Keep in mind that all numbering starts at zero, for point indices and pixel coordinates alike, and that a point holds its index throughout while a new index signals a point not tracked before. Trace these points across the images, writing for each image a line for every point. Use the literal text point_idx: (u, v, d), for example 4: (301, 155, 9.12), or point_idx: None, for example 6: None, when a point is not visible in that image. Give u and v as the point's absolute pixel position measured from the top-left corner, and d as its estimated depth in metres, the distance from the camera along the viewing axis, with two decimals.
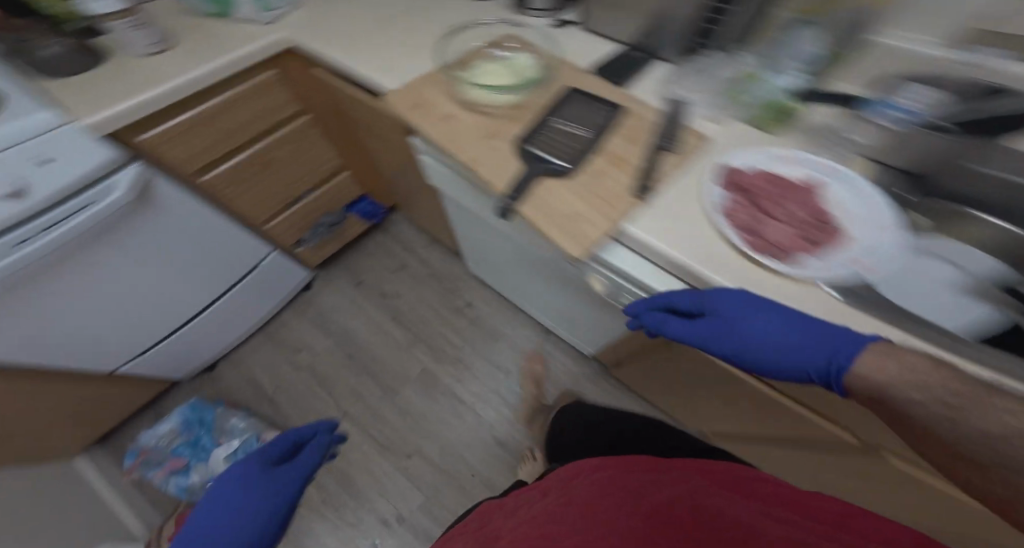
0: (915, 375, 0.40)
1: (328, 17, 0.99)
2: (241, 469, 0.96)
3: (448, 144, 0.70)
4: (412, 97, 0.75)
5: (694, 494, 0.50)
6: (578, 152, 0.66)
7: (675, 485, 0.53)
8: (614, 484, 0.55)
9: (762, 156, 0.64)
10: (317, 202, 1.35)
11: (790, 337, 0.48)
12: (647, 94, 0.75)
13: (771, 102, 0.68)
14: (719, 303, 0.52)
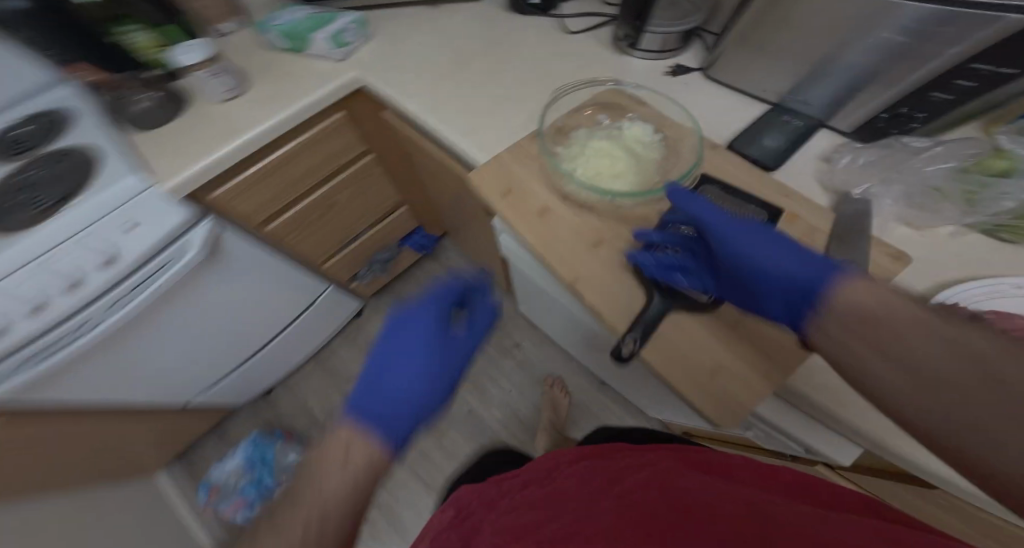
0: (899, 305, 0.36)
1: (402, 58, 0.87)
2: (433, 310, 0.61)
3: (544, 251, 0.57)
4: (504, 177, 0.63)
5: (673, 477, 0.45)
6: (714, 275, 0.53)
7: (657, 462, 0.50)
8: (595, 482, 0.48)
9: (989, 291, 0.48)
10: (372, 238, 1.27)
11: (794, 269, 0.44)
12: (806, 186, 0.61)
13: (1008, 217, 0.50)
14: (732, 228, 0.49)
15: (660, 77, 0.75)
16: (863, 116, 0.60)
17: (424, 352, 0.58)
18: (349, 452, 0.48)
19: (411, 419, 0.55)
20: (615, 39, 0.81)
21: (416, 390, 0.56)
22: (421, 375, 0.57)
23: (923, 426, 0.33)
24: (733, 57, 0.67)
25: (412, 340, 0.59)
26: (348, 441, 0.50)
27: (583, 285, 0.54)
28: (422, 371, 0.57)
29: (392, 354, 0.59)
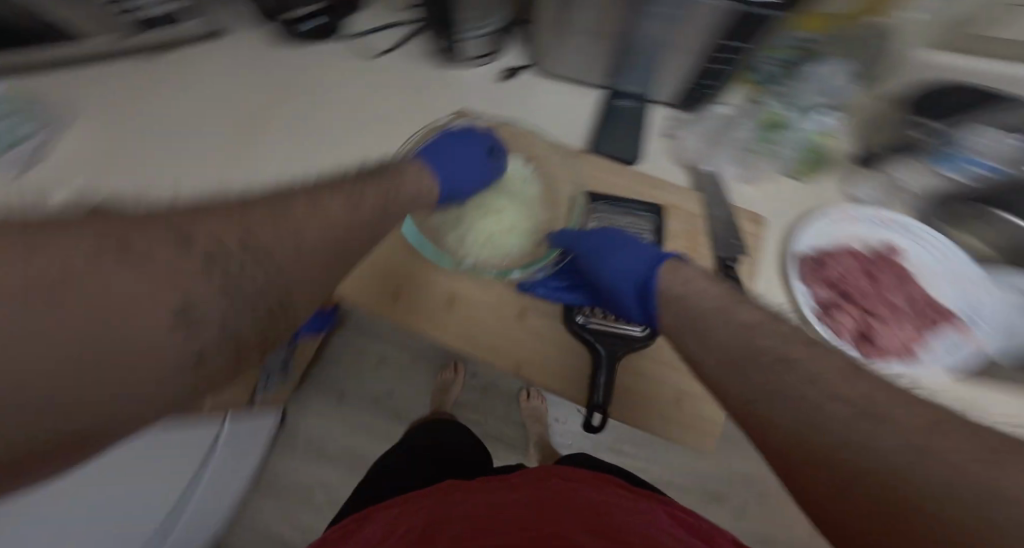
0: (731, 306, 0.42)
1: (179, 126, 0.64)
2: (482, 136, 0.59)
3: (472, 342, 0.52)
4: (388, 278, 0.54)
5: (653, 529, 0.42)
6: None
7: (644, 513, 0.47)
8: (563, 500, 0.47)
9: (826, 227, 0.55)
10: None
11: (640, 272, 0.50)
12: (664, 168, 0.63)
13: (801, 154, 0.60)
14: (591, 238, 0.54)
15: (496, 90, 0.68)
16: (684, 85, 0.61)
17: (482, 151, 0.59)
18: (401, 183, 0.49)
19: (447, 203, 0.59)
20: (434, 48, 0.70)
21: (473, 188, 0.59)
22: (478, 182, 0.59)
23: (751, 408, 0.34)
24: (561, 42, 0.59)
25: (471, 145, 0.58)
26: (408, 196, 0.50)
27: (530, 368, 0.51)
28: (481, 170, 0.58)
29: (442, 166, 0.56)
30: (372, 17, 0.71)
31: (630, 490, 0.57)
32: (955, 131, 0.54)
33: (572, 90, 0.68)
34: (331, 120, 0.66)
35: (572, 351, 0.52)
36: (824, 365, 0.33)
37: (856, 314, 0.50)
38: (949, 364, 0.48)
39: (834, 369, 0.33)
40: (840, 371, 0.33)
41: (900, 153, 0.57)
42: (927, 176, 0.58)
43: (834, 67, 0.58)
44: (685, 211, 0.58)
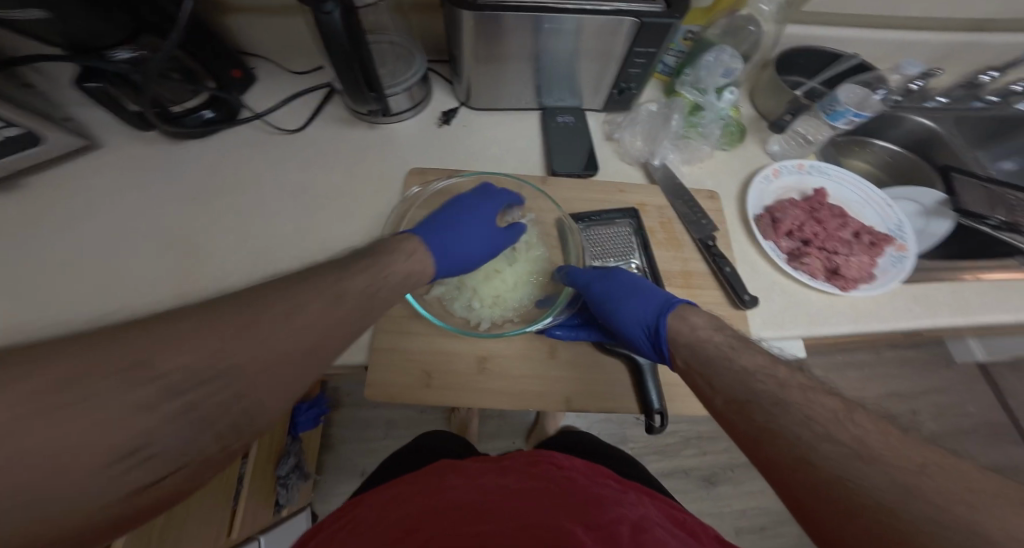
0: (732, 350, 0.42)
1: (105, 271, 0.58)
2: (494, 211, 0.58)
3: (515, 393, 0.52)
4: (413, 360, 0.53)
5: (646, 522, 0.47)
6: None
7: (637, 504, 0.52)
8: (560, 491, 0.52)
9: (764, 185, 0.65)
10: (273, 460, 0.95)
11: (651, 317, 0.50)
12: (618, 172, 0.68)
13: (722, 130, 0.68)
14: (600, 284, 0.55)
15: (438, 137, 0.70)
16: (605, 92, 0.69)
17: (484, 226, 0.56)
18: (386, 271, 0.42)
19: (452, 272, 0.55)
20: (360, 114, 0.69)
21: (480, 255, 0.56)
22: (483, 250, 0.56)
23: (758, 447, 0.34)
24: (488, 75, 0.65)
25: (473, 221, 0.55)
26: (401, 278, 0.44)
27: (581, 397, 0.53)
28: (483, 240, 0.56)
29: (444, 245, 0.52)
30: (277, 97, 0.71)
31: (619, 479, 0.63)
32: (835, 94, 0.61)
33: (510, 118, 0.72)
34: (277, 210, 0.63)
35: (613, 367, 0.55)
36: (825, 409, 0.33)
37: (820, 256, 0.60)
38: (904, 277, 0.59)
39: (835, 411, 0.32)
40: (834, 408, 0.33)
41: (797, 114, 0.67)
42: (822, 127, 0.67)
43: (722, 49, 0.63)
44: (654, 206, 0.63)
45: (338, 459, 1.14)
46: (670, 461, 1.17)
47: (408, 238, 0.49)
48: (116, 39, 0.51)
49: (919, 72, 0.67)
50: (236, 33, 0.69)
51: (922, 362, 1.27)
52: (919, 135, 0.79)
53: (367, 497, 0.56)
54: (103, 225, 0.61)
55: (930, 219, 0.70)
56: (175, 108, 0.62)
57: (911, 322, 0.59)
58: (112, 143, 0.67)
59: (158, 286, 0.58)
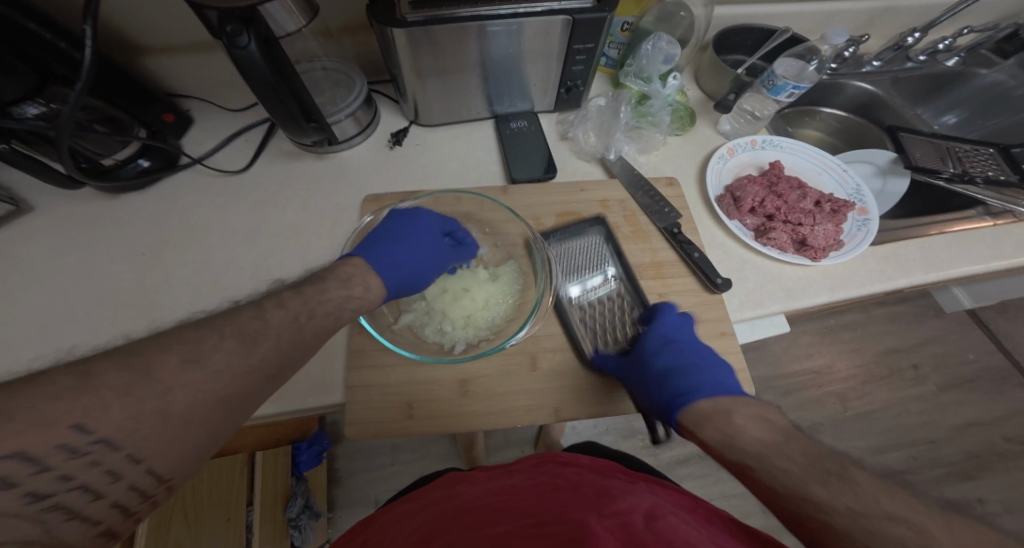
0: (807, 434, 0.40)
1: (49, 339, 0.55)
2: (436, 223, 0.56)
3: (501, 408, 0.51)
4: (390, 393, 0.51)
5: (661, 508, 0.44)
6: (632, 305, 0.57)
7: (648, 492, 0.48)
8: (564, 487, 0.50)
9: (721, 165, 0.66)
10: (275, 506, 0.93)
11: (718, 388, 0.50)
12: (576, 171, 0.67)
13: (672, 115, 0.68)
14: (668, 357, 0.50)
15: (390, 159, 0.68)
16: (552, 94, 0.69)
17: (429, 233, 0.55)
18: (323, 293, 0.40)
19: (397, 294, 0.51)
20: (304, 146, 0.66)
21: (422, 270, 0.53)
22: (434, 267, 0.54)
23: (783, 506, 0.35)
24: (431, 91, 0.64)
25: (418, 231, 0.54)
26: (340, 303, 0.41)
27: (569, 405, 0.52)
28: (430, 246, 0.54)
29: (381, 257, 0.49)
30: (217, 137, 0.69)
31: (629, 474, 0.60)
32: (772, 69, 0.62)
33: (463, 131, 0.71)
34: (230, 256, 0.61)
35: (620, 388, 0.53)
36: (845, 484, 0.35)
37: (785, 229, 0.60)
38: (871, 239, 0.60)
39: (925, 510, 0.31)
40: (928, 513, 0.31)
41: (741, 92, 0.68)
42: (767, 102, 0.66)
43: (658, 36, 0.63)
44: (616, 200, 0.63)
45: (344, 495, 1.10)
46: (683, 448, 1.17)
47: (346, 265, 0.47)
48: (20, 93, 0.48)
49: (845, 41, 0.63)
50: (161, 75, 0.67)
51: (912, 315, 1.31)
52: (861, 99, 0.82)
53: (380, 515, 0.54)
54: (43, 290, 0.58)
55: (887, 178, 0.71)
56: (106, 161, 0.58)
57: (881, 283, 0.59)
58: (44, 204, 0.63)
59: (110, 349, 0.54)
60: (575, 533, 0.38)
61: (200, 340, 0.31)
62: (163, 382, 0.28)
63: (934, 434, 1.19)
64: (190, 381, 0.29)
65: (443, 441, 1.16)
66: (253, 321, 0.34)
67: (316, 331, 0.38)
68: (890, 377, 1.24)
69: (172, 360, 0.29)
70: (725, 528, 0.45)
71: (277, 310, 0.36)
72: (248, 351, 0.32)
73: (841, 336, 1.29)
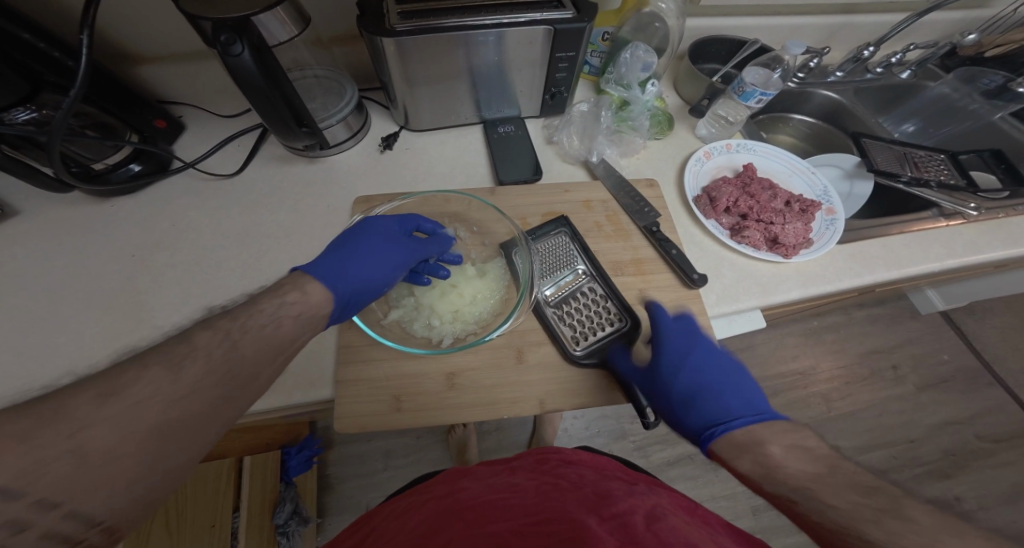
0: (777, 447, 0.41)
1: (40, 340, 0.55)
2: (390, 224, 0.56)
3: (487, 400, 0.53)
4: (380, 388, 0.52)
5: (660, 509, 0.46)
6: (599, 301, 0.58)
7: (648, 493, 0.51)
8: (568, 488, 0.51)
9: (697, 167, 0.69)
10: (261, 511, 0.92)
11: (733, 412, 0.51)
12: (559, 174, 0.70)
13: (651, 120, 0.71)
14: (694, 383, 0.52)
15: (380, 162, 0.70)
16: (538, 98, 0.71)
17: (381, 237, 0.54)
18: (256, 307, 0.39)
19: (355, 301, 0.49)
20: (293, 149, 0.68)
21: (378, 274, 0.52)
22: (392, 269, 0.53)
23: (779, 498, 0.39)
24: (418, 98, 0.66)
25: (370, 238, 0.53)
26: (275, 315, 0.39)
27: (555, 397, 0.53)
28: (382, 249, 0.53)
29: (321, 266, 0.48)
30: (210, 142, 0.71)
31: (626, 473, 0.61)
32: (741, 76, 0.65)
33: (452, 135, 0.73)
34: (223, 259, 0.62)
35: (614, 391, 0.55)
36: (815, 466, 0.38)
37: (758, 228, 0.63)
38: (838, 238, 0.63)
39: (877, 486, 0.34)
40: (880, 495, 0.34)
41: (714, 98, 0.73)
42: (739, 107, 0.69)
43: (636, 46, 0.67)
44: (598, 201, 0.65)
45: (336, 500, 1.10)
46: (674, 449, 1.19)
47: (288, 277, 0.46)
48: (10, 100, 0.49)
49: (804, 52, 0.67)
50: (155, 82, 0.69)
51: (890, 317, 1.35)
52: (828, 108, 0.85)
53: (380, 509, 0.56)
54: (33, 293, 0.59)
55: (854, 182, 0.75)
56: (96, 166, 0.59)
57: (850, 280, 0.62)
58: (37, 208, 0.64)
59: (99, 349, 0.55)
60: (579, 535, 0.41)
61: (118, 373, 0.30)
62: (77, 419, 0.27)
63: (914, 433, 1.22)
64: (118, 413, 0.28)
65: (435, 445, 1.17)
66: (177, 346, 0.33)
67: (251, 349, 0.36)
68: (871, 377, 1.27)
69: (85, 397, 0.28)
70: (722, 529, 0.48)
71: (203, 330, 0.35)
72: (177, 377, 0.31)
73: (823, 337, 1.32)
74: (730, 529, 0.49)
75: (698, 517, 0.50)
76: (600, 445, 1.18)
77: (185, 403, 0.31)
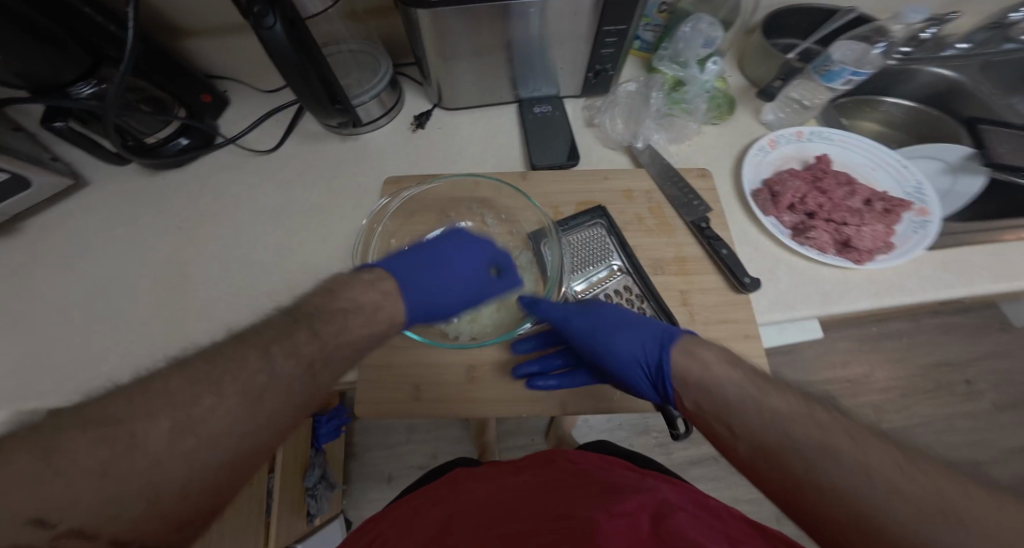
0: (760, 390, 0.37)
1: (93, 304, 0.59)
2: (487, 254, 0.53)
3: (510, 395, 0.51)
4: (400, 378, 0.51)
5: (666, 507, 0.44)
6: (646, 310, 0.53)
7: (653, 488, 0.48)
8: (575, 484, 0.49)
9: (758, 157, 0.61)
10: (292, 474, 0.94)
11: None
12: (603, 159, 0.65)
13: (709, 103, 0.64)
14: (580, 317, 0.50)
15: (410, 143, 0.68)
16: (579, 77, 0.66)
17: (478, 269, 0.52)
18: (342, 333, 0.38)
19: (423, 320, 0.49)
20: (326, 125, 0.67)
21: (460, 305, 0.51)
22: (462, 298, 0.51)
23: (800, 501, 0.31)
24: (454, 73, 0.62)
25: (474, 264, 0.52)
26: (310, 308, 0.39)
27: (575, 400, 0.52)
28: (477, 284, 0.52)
29: (419, 283, 0.48)
30: (245, 118, 0.71)
31: (638, 471, 0.59)
32: (828, 54, 0.58)
33: (487, 114, 0.70)
34: (258, 233, 0.63)
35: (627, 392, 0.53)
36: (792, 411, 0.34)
37: (827, 228, 0.56)
38: (928, 243, 0.55)
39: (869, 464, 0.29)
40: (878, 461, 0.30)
41: (788, 79, 0.63)
42: (819, 90, 0.62)
43: (699, 18, 0.60)
44: (641, 191, 0.60)
45: (362, 468, 1.15)
46: (698, 448, 1.13)
47: (381, 275, 0.46)
48: (76, 73, 0.52)
49: (926, 19, 0.57)
50: (199, 55, 0.69)
51: (971, 328, 1.20)
52: (938, 87, 0.75)
53: (388, 512, 0.55)
54: (97, 258, 0.62)
55: (958, 177, 0.69)
56: (149, 139, 0.62)
57: (936, 291, 0.54)
58: (90, 177, 0.67)
59: (152, 315, 0.58)
60: (585, 533, 0.38)
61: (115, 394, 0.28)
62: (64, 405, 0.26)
63: (982, 454, 1.11)
64: (129, 481, 0.25)
65: (456, 424, 1.18)
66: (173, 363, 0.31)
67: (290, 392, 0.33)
68: (937, 392, 1.14)
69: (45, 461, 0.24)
70: (732, 520, 0.46)
71: (261, 359, 0.33)
72: (198, 430, 0.28)
73: (885, 345, 1.19)
74: (743, 520, 0.46)
75: (711, 509, 0.47)
76: (622, 438, 1.14)
77: (216, 461, 0.28)
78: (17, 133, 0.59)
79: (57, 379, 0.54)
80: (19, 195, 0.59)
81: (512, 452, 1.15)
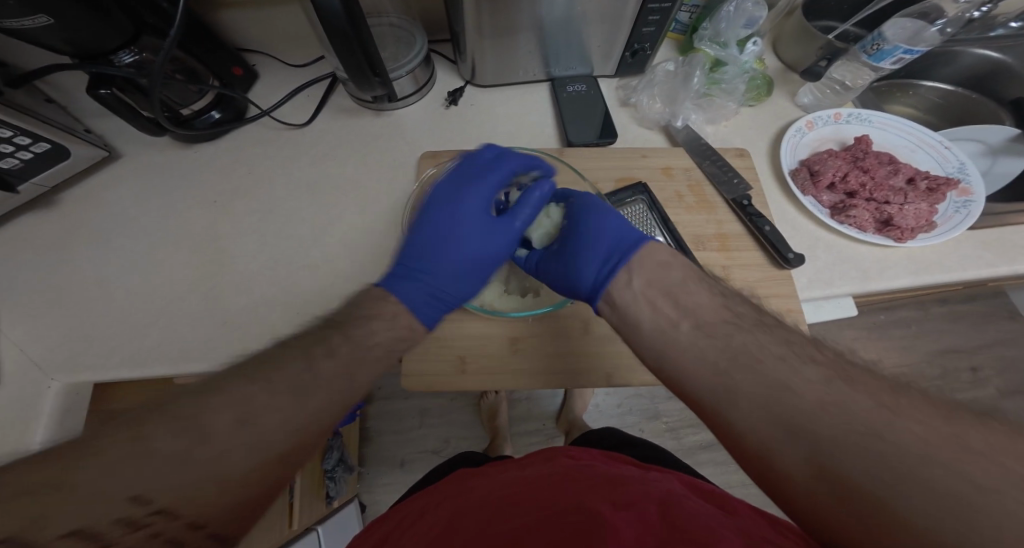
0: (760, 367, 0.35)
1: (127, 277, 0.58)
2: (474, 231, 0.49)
3: (556, 366, 0.51)
4: (438, 354, 0.51)
5: (674, 495, 0.43)
6: None
7: (659, 480, 0.48)
8: (584, 476, 0.49)
9: (797, 139, 0.61)
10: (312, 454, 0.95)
11: None
12: (641, 138, 0.65)
13: (748, 84, 0.64)
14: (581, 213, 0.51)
15: (445, 119, 0.68)
16: (617, 56, 0.65)
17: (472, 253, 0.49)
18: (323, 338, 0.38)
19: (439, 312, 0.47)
20: (362, 99, 0.67)
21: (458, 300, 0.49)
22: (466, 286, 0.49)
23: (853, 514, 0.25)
24: (492, 52, 0.62)
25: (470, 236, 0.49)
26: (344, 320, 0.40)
27: (623, 372, 0.52)
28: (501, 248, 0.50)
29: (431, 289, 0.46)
30: (275, 91, 0.70)
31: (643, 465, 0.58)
32: (879, 32, 0.58)
33: (519, 93, 0.69)
34: (293, 207, 0.62)
35: None
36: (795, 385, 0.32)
37: (868, 207, 0.56)
38: (971, 222, 0.55)
39: None
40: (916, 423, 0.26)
41: (833, 59, 0.63)
42: (861, 70, 0.63)
43: None
44: (680, 168, 0.60)
45: (376, 452, 1.15)
46: (709, 433, 1.14)
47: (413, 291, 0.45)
48: (120, 41, 0.51)
49: None
50: (231, 28, 0.68)
51: (978, 316, 1.21)
52: (978, 68, 0.75)
53: (390, 515, 0.54)
54: (129, 232, 0.61)
55: (999, 158, 0.69)
56: (184, 111, 0.61)
57: (978, 270, 0.55)
58: (119, 150, 0.66)
59: (188, 289, 0.57)
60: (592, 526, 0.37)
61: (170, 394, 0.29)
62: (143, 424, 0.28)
63: None
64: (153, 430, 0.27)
65: (468, 409, 1.18)
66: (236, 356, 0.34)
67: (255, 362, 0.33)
68: (942, 378, 1.16)
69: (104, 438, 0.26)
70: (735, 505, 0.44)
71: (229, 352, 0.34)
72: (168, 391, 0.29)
73: (896, 332, 1.20)
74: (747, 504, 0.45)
75: (718, 498, 0.46)
76: (632, 424, 1.15)
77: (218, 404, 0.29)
78: (48, 104, 0.58)
79: (101, 351, 0.54)
80: (55, 167, 0.58)
81: (522, 437, 1.15)
